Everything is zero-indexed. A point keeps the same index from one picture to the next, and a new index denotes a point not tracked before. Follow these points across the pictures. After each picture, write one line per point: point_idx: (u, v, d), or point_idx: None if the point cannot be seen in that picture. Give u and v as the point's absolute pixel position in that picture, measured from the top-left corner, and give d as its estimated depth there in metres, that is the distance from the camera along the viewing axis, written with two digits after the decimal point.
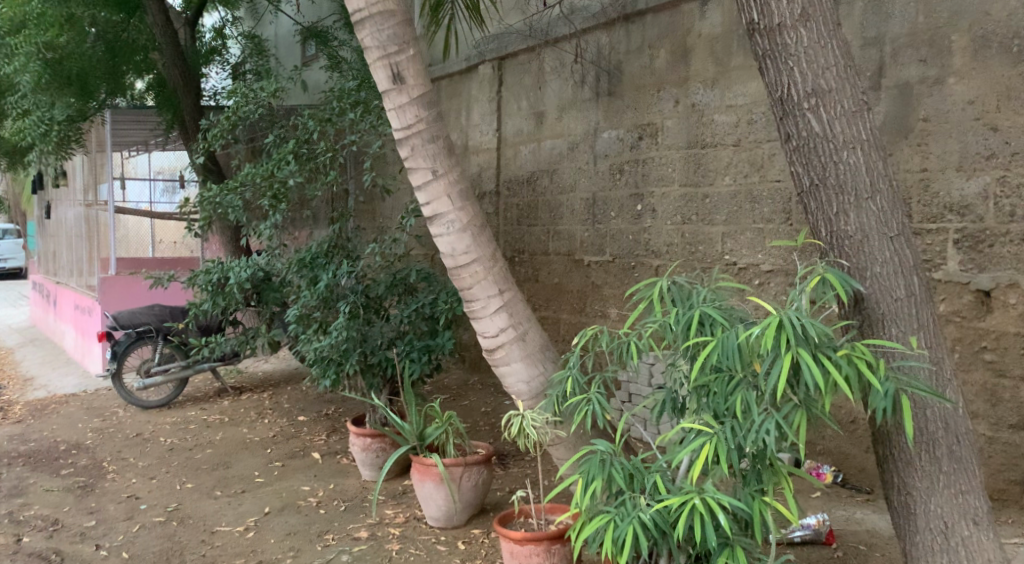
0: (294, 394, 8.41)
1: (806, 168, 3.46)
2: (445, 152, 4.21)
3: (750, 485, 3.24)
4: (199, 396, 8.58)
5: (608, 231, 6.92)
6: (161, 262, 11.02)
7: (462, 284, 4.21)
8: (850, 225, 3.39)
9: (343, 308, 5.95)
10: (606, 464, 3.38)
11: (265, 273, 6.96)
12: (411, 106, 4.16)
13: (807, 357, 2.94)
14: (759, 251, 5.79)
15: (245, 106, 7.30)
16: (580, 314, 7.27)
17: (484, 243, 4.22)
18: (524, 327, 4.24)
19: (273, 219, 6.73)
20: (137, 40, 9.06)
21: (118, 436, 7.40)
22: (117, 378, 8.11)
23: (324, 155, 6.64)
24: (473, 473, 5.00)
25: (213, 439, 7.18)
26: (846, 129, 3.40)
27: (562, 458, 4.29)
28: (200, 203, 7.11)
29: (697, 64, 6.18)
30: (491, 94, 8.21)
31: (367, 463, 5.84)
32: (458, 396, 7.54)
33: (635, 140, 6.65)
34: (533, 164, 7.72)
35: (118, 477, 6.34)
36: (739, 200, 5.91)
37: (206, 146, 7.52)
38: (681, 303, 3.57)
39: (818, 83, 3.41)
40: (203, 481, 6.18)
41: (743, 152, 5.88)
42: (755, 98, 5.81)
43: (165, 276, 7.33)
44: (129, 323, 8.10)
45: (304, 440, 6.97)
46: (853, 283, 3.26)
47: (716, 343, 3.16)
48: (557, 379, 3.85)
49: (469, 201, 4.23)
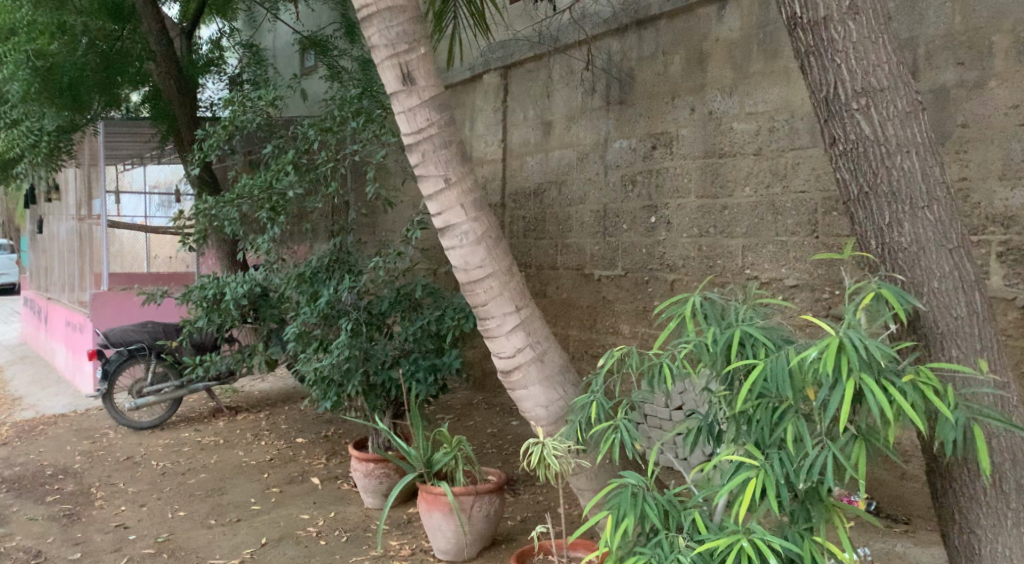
0: (291, 414, 8.09)
1: (854, 175, 3.17)
2: (457, 159, 3.91)
3: (798, 523, 2.96)
4: (194, 417, 8.25)
5: (620, 245, 6.62)
6: (155, 278, 10.75)
7: (476, 300, 3.91)
8: (904, 237, 3.10)
9: (345, 325, 5.63)
10: (639, 501, 3.10)
11: (262, 289, 6.67)
12: (422, 108, 3.88)
13: (871, 383, 2.64)
14: (782, 265, 5.50)
15: (243, 115, 7.02)
16: (590, 331, 6.96)
17: (500, 256, 3.92)
18: (543, 346, 3.94)
19: (270, 232, 6.41)
20: (131, 49, 8.77)
21: (108, 459, 7.07)
22: (108, 399, 7.78)
23: (324, 166, 6.36)
24: (484, 503, 4.70)
25: (207, 462, 6.85)
26: (899, 132, 3.11)
27: (583, 488, 3.98)
28: (195, 215, 6.80)
29: (714, 70, 5.90)
30: (496, 103, 7.93)
31: (370, 490, 5.52)
32: (463, 416, 7.23)
33: (648, 150, 6.37)
34: (540, 175, 7.43)
35: (107, 504, 6.00)
36: (760, 211, 5.63)
37: (201, 157, 7.23)
38: (716, 321, 3.29)
39: (867, 81, 3.13)
40: (196, 508, 5.85)
41: (765, 161, 5.59)
42: (777, 105, 5.52)
43: (158, 292, 7.00)
44: (122, 340, 7.76)
45: (303, 463, 6.65)
46: (911, 299, 2.97)
47: (763, 366, 2.87)
48: (579, 405, 3.56)
49: (483, 211, 3.93)
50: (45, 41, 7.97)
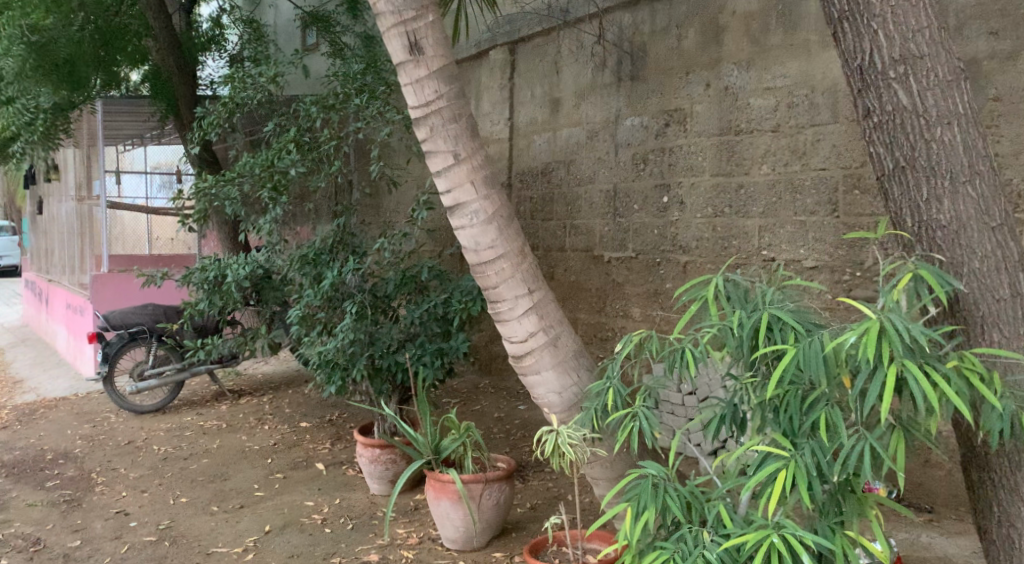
0: (295, 398, 7.94)
1: (890, 148, 3.03)
2: (468, 133, 3.74)
3: (830, 517, 2.80)
4: (196, 401, 8.11)
5: (631, 226, 6.44)
6: (155, 260, 10.54)
7: (486, 282, 3.74)
8: (944, 214, 2.96)
9: (350, 308, 5.46)
10: (660, 493, 2.94)
11: (264, 271, 6.50)
12: (431, 80, 3.69)
13: (915, 370, 2.47)
14: (801, 246, 5.32)
15: (244, 92, 6.84)
16: (600, 314, 6.78)
17: (512, 237, 3.75)
18: (556, 331, 3.78)
19: (273, 212, 6.25)
20: (129, 26, 8.58)
21: (109, 444, 6.93)
22: (109, 383, 7.62)
23: (327, 144, 6.18)
24: (494, 491, 4.54)
25: (210, 447, 6.71)
26: (940, 102, 2.96)
27: (598, 477, 3.82)
28: (194, 194, 6.60)
29: (731, 44, 5.69)
30: (503, 80, 7.73)
31: (375, 476, 5.38)
32: (469, 401, 7.08)
33: (660, 127, 6.17)
34: (548, 154, 7.23)
35: (108, 490, 5.86)
36: (778, 190, 5.44)
37: (201, 135, 7.05)
38: (741, 304, 3.14)
39: (906, 47, 2.99)
40: (199, 495, 5.71)
41: (783, 138, 5.40)
42: (797, 80, 5.33)
43: (159, 274, 6.82)
44: (122, 323, 7.60)
45: (306, 449, 6.50)
46: (951, 281, 2.81)
47: (796, 352, 2.70)
48: (596, 391, 3.41)
49: (494, 189, 3.76)
50: (41, 15, 7.79)
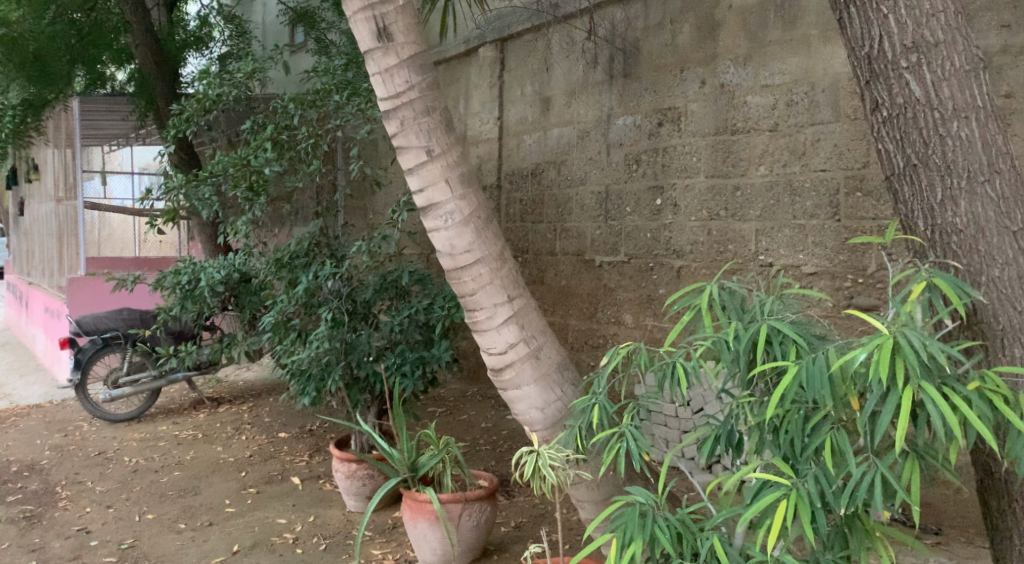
0: (275, 406, 7.66)
1: (901, 144, 2.78)
2: (442, 128, 3.47)
3: (834, 552, 2.53)
4: (173, 409, 7.80)
5: (623, 229, 6.17)
6: (135, 262, 10.08)
7: (463, 289, 3.47)
8: (960, 217, 2.71)
9: (325, 315, 5.18)
10: (648, 522, 2.67)
11: (241, 275, 6.24)
12: (401, 69, 3.43)
13: (933, 393, 2.20)
14: (800, 251, 5.06)
15: (220, 88, 6.56)
16: (591, 320, 6.51)
17: (490, 240, 3.47)
18: (538, 341, 3.50)
19: (249, 214, 6.01)
20: (106, 20, 8.28)
21: (78, 455, 6.64)
22: (81, 390, 7.33)
23: (305, 143, 5.89)
24: (474, 511, 4.27)
25: (183, 458, 6.42)
26: (956, 94, 2.71)
27: (583, 499, 3.54)
28: (166, 193, 6.32)
29: (727, 40, 5.43)
30: (492, 78, 7.45)
31: (352, 493, 5.10)
32: (455, 410, 6.81)
33: (654, 127, 5.91)
34: (539, 155, 6.97)
35: (71, 505, 5.57)
36: (776, 192, 5.18)
37: (175, 132, 6.77)
38: (737, 314, 2.89)
39: (920, 34, 2.73)
40: (167, 510, 5.42)
41: (782, 138, 5.14)
42: (797, 76, 5.07)
43: (130, 277, 6.54)
44: (95, 328, 7.34)
45: (283, 461, 6.22)
46: (969, 290, 2.55)
47: (798, 369, 2.44)
48: (580, 408, 3.15)
49: (470, 188, 3.49)
50: (8, 8, 7.49)
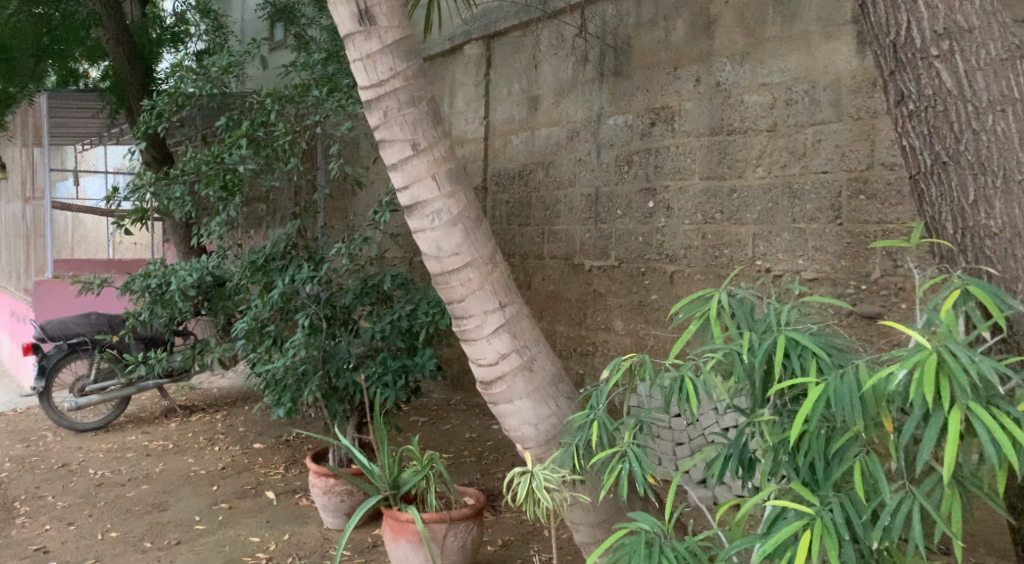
0: (250, 415, 7.35)
1: (929, 140, 2.59)
2: (430, 120, 3.22)
3: None
4: (143, 417, 7.49)
5: (613, 232, 5.94)
6: (107, 265, 9.76)
7: (451, 295, 3.22)
8: (995, 219, 2.52)
9: (302, 321, 4.90)
10: (654, 553, 2.46)
11: (215, 278, 5.95)
12: (384, 55, 3.18)
13: (983, 415, 1.97)
14: (799, 256, 4.83)
15: (193, 84, 6.27)
16: (579, 327, 6.28)
17: (481, 242, 3.22)
18: (531, 352, 3.25)
19: (224, 215, 5.72)
20: (78, 13, 7.81)
21: (39, 467, 6.32)
22: (45, 398, 7.00)
23: (282, 140, 5.61)
24: (460, 531, 4.01)
25: (151, 471, 6.12)
26: (991, 85, 2.52)
27: (579, 522, 3.29)
28: (134, 192, 6.03)
29: (723, 36, 5.20)
30: (478, 76, 7.20)
31: (329, 509, 4.83)
32: (438, 420, 6.55)
33: (646, 126, 5.68)
34: (526, 155, 6.72)
35: (30, 522, 5.27)
36: (774, 194, 4.95)
37: (145, 129, 6.49)
38: (748, 324, 2.67)
39: (952, 19, 2.55)
40: (132, 528, 5.12)
41: (781, 138, 4.91)
42: (796, 74, 4.85)
43: (96, 281, 6.23)
44: (59, 333, 7.00)
45: (258, 474, 5.93)
46: (1007, 299, 2.32)
47: (825, 387, 2.22)
48: (577, 425, 2.92)
49: (460, 185, 3.23)
50: None
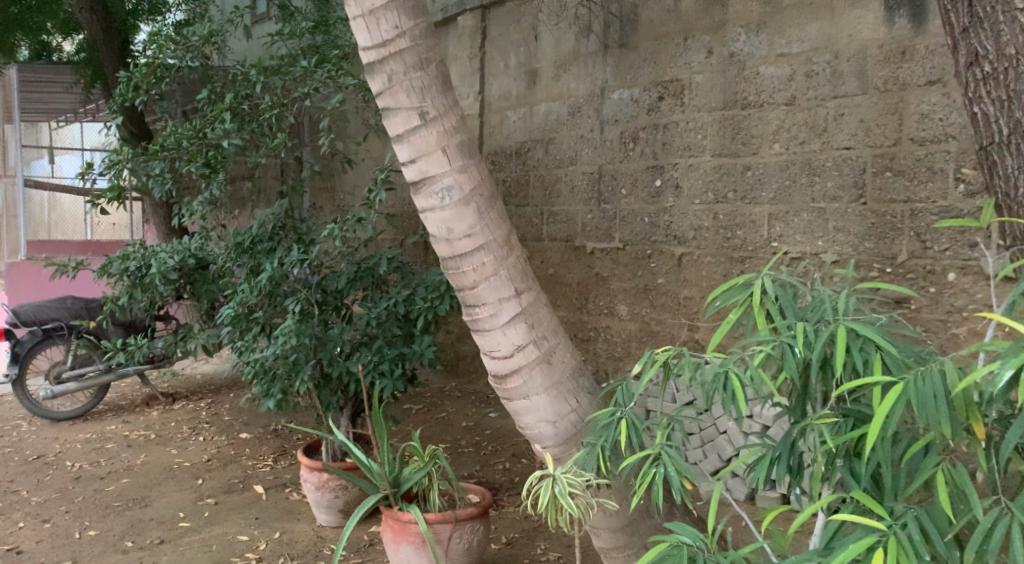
0: (236, 403, 7.03)
1: (1008, 105, 2.54)
2: (439, 86, 2.91)
3: None
4: (123, 406, 7.15)
5: (617, 212, 5.65)
6: (81, 246, 9.38)
7: (462, 282, 2.92)
8: None
9: (292, 307, 4.58)
10: None
11: (198, 261, 5.61)
12: (387, 12, 2.86)
13: None
14: (819, 237, 4.53)
15: (172, 54, 5.91)
16: (580, 311, 5.99)
17: (495, 222, 2.92)
18: (550, 343, 2.96)
19: (207, 193, 5.35)
20: None
21: (14, 460, 5.99)
22: (18, 386, 6.66)
23: (268, 113, 5.26)
24: (465, 532, 3.72)
25: (132, 463, 5.80)
26: None
27: (600, 527, 3.02)
28: (110, 170, 5.66)
29: (737, 5, 4.89)
30: (472, 49, 6.87)
31: (323, 506, 4.53)
32: (433, 408, 6.26)
33: (654, 101, 5.36)
34: (524, 133, 6.40)
35: (2, 520, 4.94)
36: (793, 171, 4.63)
37: (120, 101, 6.11)
38: (796, 313, 2.39)
39: None
40: (112, 525, 4.81)
41: (799, 112, 4.60)
42: (817, 45, 4.53)
43: (71, 263, 5.87)
44: (35, 318, 6.63)
45: (245, 466, 5.63)
46: None
47: (904, 386, 1.94)
48: (602, 424, 2.63)
49: (472, 159, 2.93)
50: None
